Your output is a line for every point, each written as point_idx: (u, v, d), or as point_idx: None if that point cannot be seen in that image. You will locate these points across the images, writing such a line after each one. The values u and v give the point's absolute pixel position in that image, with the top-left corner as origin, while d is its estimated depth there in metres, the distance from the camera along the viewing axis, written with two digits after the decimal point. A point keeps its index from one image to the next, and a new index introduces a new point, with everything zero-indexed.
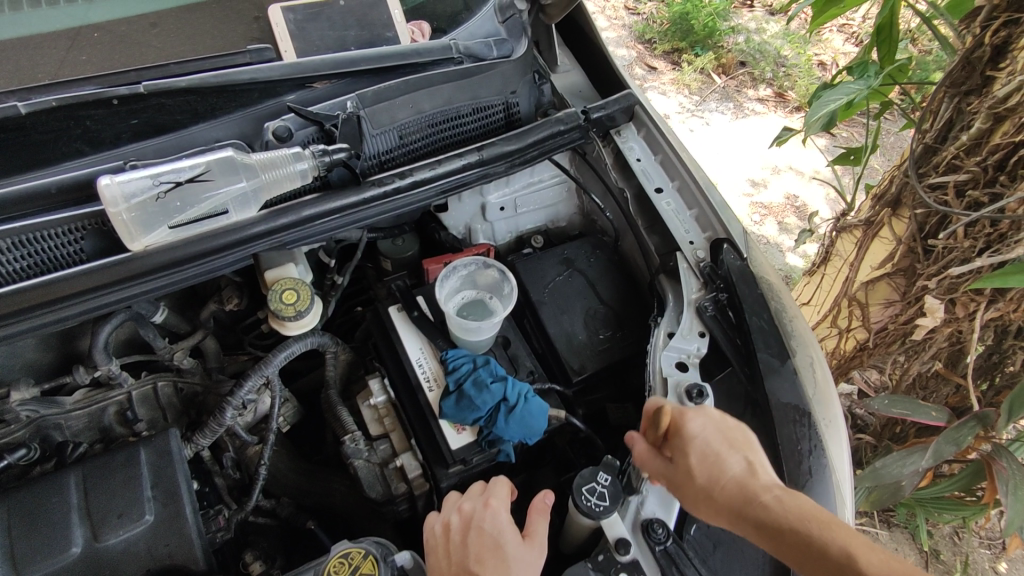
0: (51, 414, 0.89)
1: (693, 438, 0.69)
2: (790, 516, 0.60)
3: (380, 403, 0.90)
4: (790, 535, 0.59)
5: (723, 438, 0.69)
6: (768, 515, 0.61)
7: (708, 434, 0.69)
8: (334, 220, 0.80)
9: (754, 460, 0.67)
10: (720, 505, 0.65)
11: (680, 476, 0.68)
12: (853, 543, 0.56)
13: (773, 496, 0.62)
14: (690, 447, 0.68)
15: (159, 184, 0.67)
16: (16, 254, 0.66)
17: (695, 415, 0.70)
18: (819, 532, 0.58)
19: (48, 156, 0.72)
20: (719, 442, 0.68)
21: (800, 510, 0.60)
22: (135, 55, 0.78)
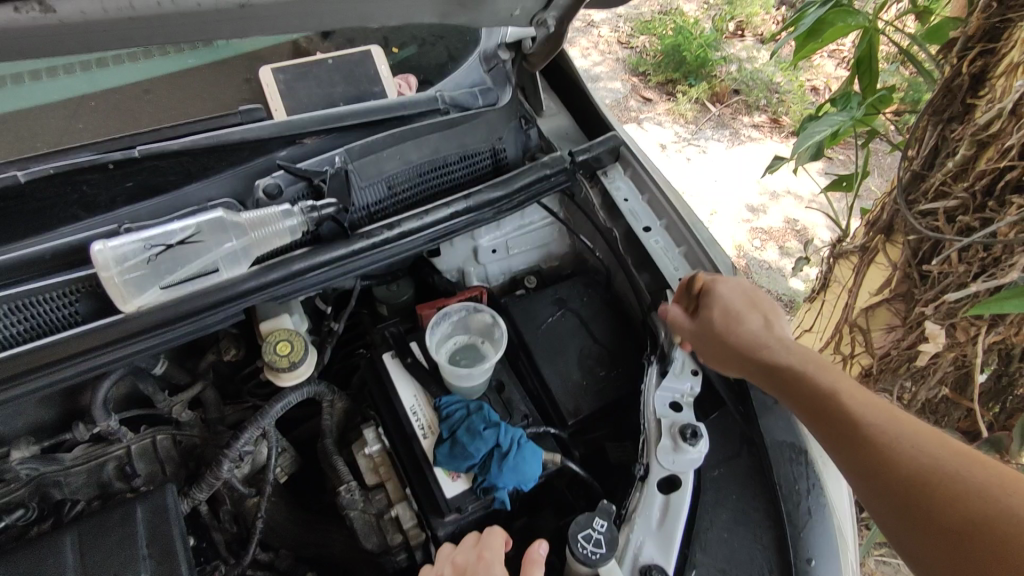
0: (51, 471, 0.90)
1: (718, 298, 0.83)
2: (798, 364, 0.74)
3: (375, 452, 0.89)
4: (797, 377, 0.73)
5: (747, 300, 0.84)
6: (779, 360, 0.75)
7: (733, 297, 0.84)
8: (324, 272, 0.82)
9: (777, 317, 0.82)
10: (733, 349, 0.79)
11: (705, 330, 0.82)
12: (846, 389, 0.68)
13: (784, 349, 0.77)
14: (715, 305, 0.83)
15: (151, 248, 0.69)
16: (12, 319, 0.68)
17: (724, 281, 0.85)
18: (816, 375, 0.71)
19: (46, 222, 0.74)
20: (741, 303, 0.83)
21: (808, 360, 0.73)
22: (133, 122, 0.81)
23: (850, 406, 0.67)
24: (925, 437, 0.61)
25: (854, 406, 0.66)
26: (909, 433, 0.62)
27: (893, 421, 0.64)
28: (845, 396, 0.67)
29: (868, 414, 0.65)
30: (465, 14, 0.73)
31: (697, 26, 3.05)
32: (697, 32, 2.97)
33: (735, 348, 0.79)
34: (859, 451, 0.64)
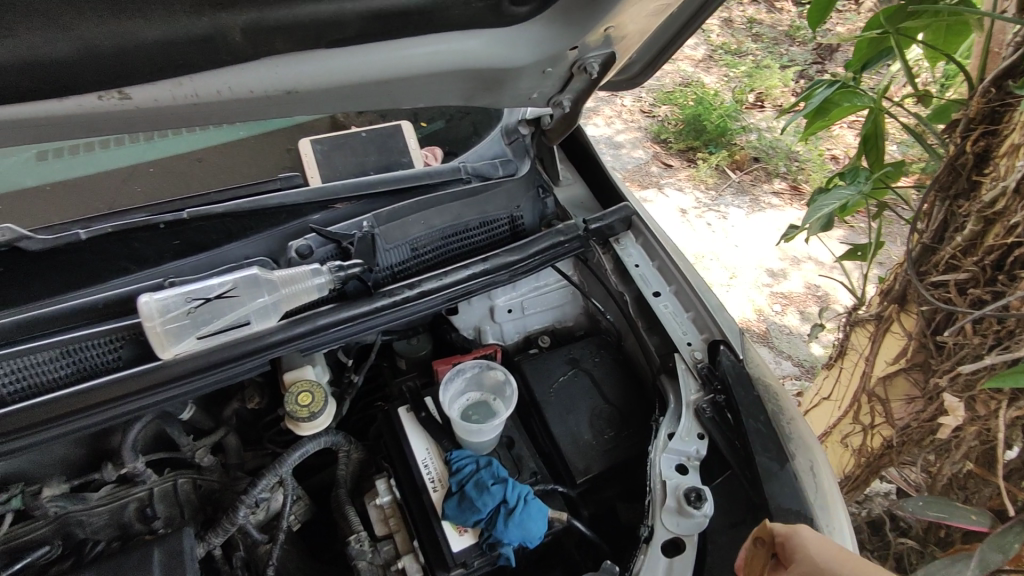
0: (77, 511, 0.93)
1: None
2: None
3: (385, 503, 0.91)
4: None
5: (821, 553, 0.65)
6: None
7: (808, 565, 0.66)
8: (347, 327, 0.87)
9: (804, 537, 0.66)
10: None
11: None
12: None
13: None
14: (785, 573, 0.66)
15: (192, 301, 0.75)
16: (60, 362, 0.75)
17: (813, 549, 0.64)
18: None
19: (99, 274, 0.82)
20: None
21: None
22: (184, 186, 0.90)
23: None
24: None
25: None
26: None
27: None
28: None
29: None
30: (488, 97, 0.80)
31: (717, 97, 3.17)
32: (717, 103, 3.09)
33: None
34: None
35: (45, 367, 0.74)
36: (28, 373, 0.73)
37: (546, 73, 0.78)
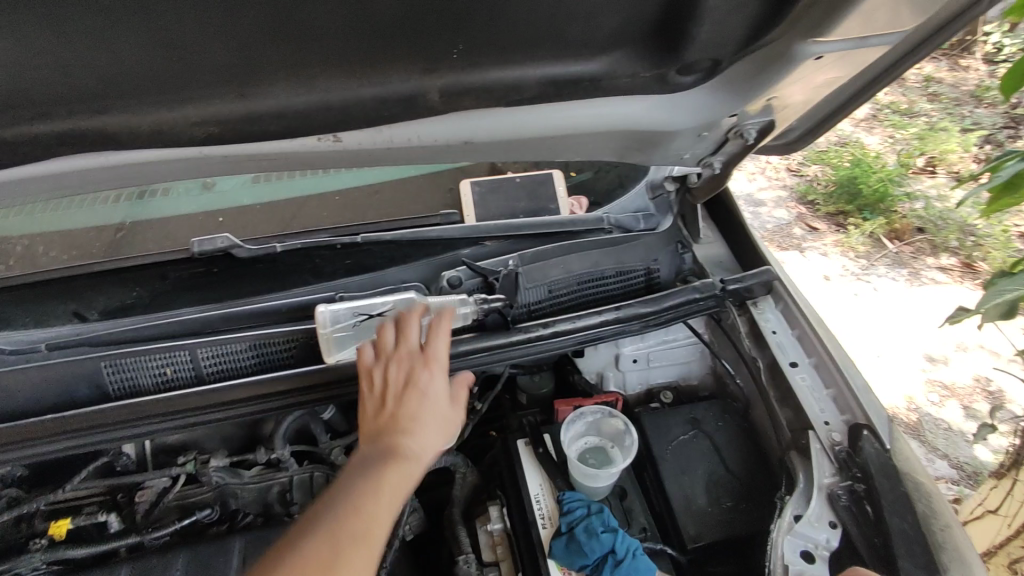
0: (233, 483, 1.08)
1: None
2: None
3: (496, 530, 0.96)
4: None
5: None
6: None
7: None
8: (482, 356, 0.93)
9: None
10: None
11: None
12: None
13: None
14: None
15: (356, 316, 0.86)
16: (248, 354, 0.89)
17: None
18: None
19: (285, 283, 0.96)
20: None
21: None
22: (360, 213, 1.03)
23: None
24: None
25: None
26: None
27: None
28: None
29: None
30: (641, 155, 0.84)
31: (879, 160, 2.96)
32: (879, 167, 2.88)
33: None
34: None
35: (237, 356, 0.89)
36: (228, 359, 0.89)
37: (701, 136, 0.81)
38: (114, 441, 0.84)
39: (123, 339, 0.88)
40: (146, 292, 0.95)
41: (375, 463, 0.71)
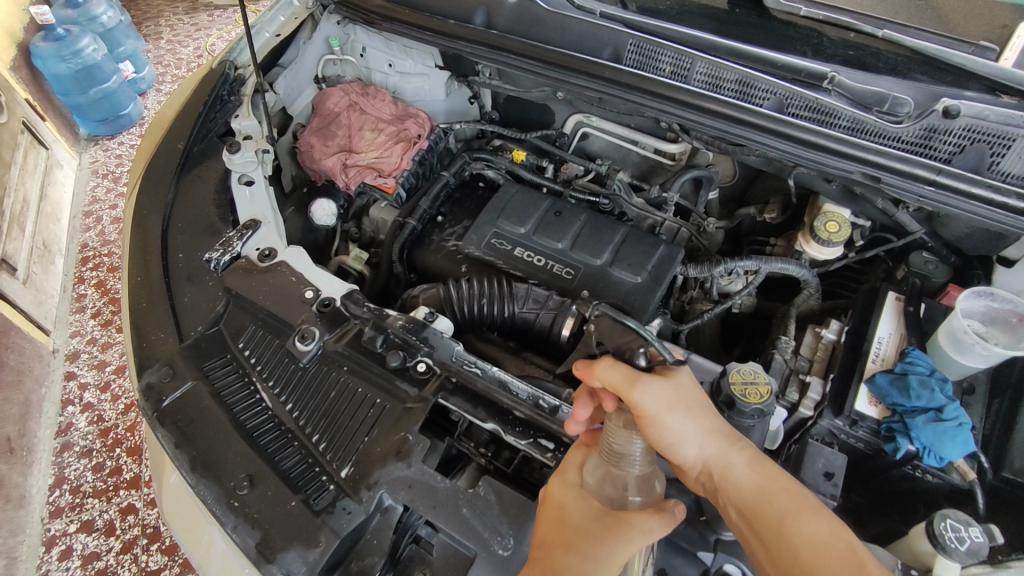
0: (621, 198, 1.40)
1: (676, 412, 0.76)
2: (684, 415, 0.76)
3: (828, 337, 1.05)
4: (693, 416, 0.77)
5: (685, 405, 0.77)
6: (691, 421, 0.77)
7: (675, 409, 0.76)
8: (930, 190, 0.95)
9: (679, 399, 0.77)
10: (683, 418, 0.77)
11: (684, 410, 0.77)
12: (685, 411, 0.77)
13: (662, 393, 0.76)
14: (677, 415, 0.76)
15: (823, 157, 0.99)
16: (733, 87, 1.04)
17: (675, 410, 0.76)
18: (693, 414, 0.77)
19: (785, 46, 1.07)
20: (671, 407, 0.76)
21: (686, 416, 0.77)
22: (892, 10, 1.03)
23: (684, 417, 0.76)
24: (687, 412, 0.77)
25: (684, 417, 0.76)
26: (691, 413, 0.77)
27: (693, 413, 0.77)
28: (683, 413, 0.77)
29: (683, 409, 0.77)
30: None
31: None
32: None
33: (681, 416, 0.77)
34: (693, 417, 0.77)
35: (726, 85, 1.05)
36: (715, 80, 1.06)
37: None
38: (616, 99, 1.13)
39: (653, 33, 1.11)
40: (676, 9, 1.15)
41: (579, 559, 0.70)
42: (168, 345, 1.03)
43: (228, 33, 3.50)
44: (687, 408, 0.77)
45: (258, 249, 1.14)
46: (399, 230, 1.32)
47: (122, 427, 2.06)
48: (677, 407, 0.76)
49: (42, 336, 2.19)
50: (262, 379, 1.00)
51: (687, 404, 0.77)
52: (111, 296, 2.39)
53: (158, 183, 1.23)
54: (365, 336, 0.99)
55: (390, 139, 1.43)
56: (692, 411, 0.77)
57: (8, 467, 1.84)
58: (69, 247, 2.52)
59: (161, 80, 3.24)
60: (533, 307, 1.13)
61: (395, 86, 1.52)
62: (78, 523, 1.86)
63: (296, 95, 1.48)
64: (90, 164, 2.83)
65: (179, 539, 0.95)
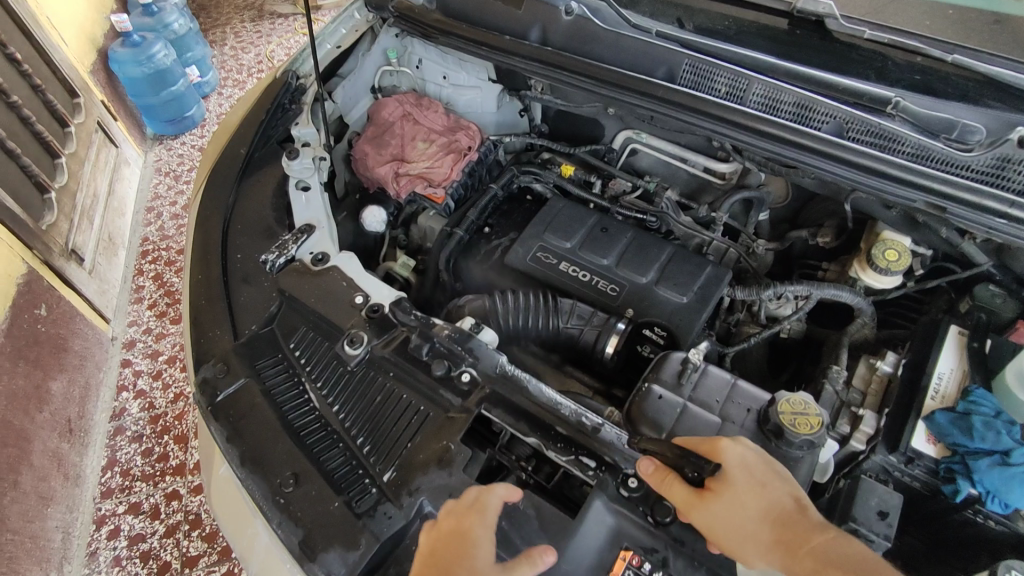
0: (669, 216, 1.38)
1: (745, 528, 0.75)
2: (752, 535, 0.75)
3: (883, 370, 1.01)
4: (764, 530, 0.76)
5: (753, 520, 0.76)
6: (761, 535, 0.75)
7: (742, 526, 0.75)
8: (1001, 222, 0.90)
9: (740, 517, 0.76)
10: (753, 534, 0.75)
11: (751, 529, 0.75)
12: (752, 530, 0.75)
13: (719, 522, 0.76)
14: (746, 530, 0.75)
15: (884, 184, 0.96)
16: (791, 109, 1.03)
17: (741, 525, 0.75)
18: (762, 528, 0.76)
19: (848, 69, 1.04)
20: (737, 526, 0.75)
21: (755, 533, 0.75)
22: (962, 34, 1.02)
23: (754, 534, 0.75)
24: (757, 527, 0.76)
25: (753, 533, 0.75)
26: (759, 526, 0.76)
27: (762, 528, 0.75)
28: (751, 534, 0.75)
29: (750, 526, 0.75)
30: None
31: None
32: None
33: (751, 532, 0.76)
34: (761, 530, 0.76)
35: (783, 108, 1.03)
36: (772, 102, 1.04)
37: None
38: (668, 117, 1.12)
39: (709, 53, 1.10)
40: (735, 27, 1.13)
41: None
42: (223, 341, 1.07)
43: (288, 41, 3.64)
44: (755, 523, 0.76)
45: (311, 253, 1.18)
46: (447, 240, 1.34)
47: (172, 415, 2.15)
48: (743, 527, 0.75)
49: (104, 324, 2.30)
50: (310, 381, 1.04)
51: (751, 522, 0.75)
52: (167, 289, 2.50)
53: (220, 185, 1.28)
54: (411, 343, 1.01)
55: (442, 150, 1.46)
56: (759, 525, 0.75)
57: (68, 447, 1.94)
58: (131, 240, 2.65)
59: (223, 84, 3.38)
60: (577, 323, 1.15)
61: (449, 98, 1.55)
62: (126, 505, 1.94)
63: (353, 104, 1.52)
64: (155, 162, 2.97)
65: (226, 530, 0.99)
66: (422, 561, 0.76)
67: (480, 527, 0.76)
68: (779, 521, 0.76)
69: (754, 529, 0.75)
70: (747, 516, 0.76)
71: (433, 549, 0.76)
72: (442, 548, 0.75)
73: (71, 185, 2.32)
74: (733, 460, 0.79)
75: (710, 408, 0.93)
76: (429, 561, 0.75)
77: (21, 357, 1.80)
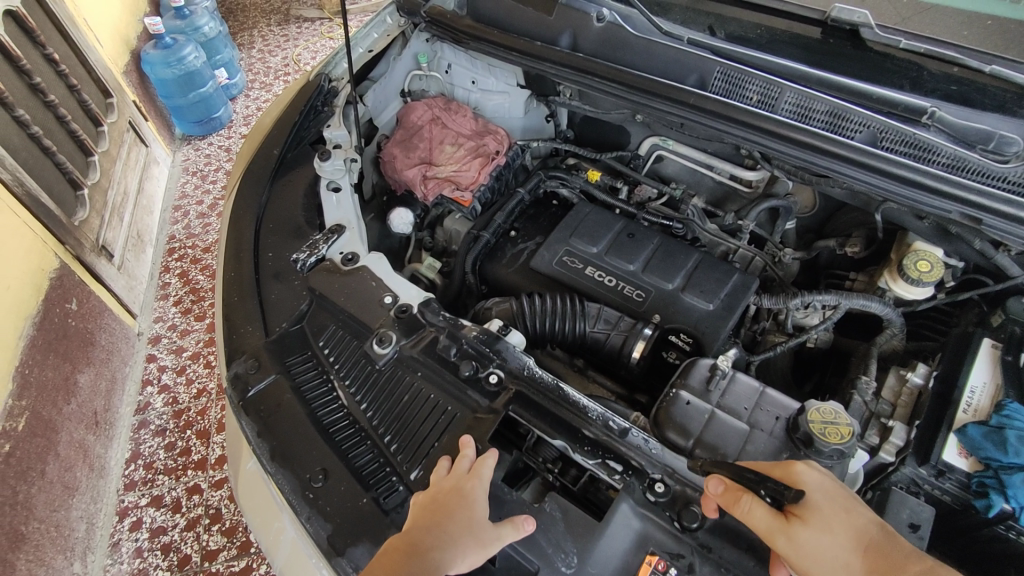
0: (694, 223, 1.39)
1: (834, 556, 0.73)
2: (840, 564, 0.72)
3: (914, 382, 1.00)
4: (851, 558, 0.73)
5: (841, 547, 0.73)
6: (848, 564, 0.73)
7: (831, 554, 0.72)
8: None
9: (829, 545, 0.73)
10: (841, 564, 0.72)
11: (839, 558, 0.73)
12: (841, 558, 0.73)
13: (810, 550, 0.72)
14: (834, 559, 0.72)
15: (919, 194, 0.96)
16: (824, 117, 1.03)
17: (831, 553, 0.72)
18: (850, 556, 0.73)
19: (882, 78, 1.04)
20: (827, 554, 0.72)
21: (842, 562, 0.72)
22: (1002, 44, 1.01)
23: (842, 563, 0.72)
24: (844, 555, 0.73)
25: (841, 562, 0.72)
26: (846, 554, 0.73)
27: (849, 556, 0.73)
28: (840, 563, 0.72)
29: (838, 553, 0.73)
30: None
31: None
32: None
33: (839, 561, 0.73)
34: (849, 559, 0.73)
35: (816, 116, 1.03)
36: (804, 111, 1.04)
37: None
38: (700, 124, 1.12)
39: (741, 60, 1.11)
40: (767, 36, 1.13)
41: (454, 532, 0.78)
42: (254, 337, 1.09)
43: (314, 44, 3.70)
44: (843, 551, 0.73)
45: (341, 253, 1.19)
46: (474, 242, 1.35)
47: (194, 410, 2.19)
48: (832, 555, 0.72)
49: (130, 320, 2.35)
50: (339, 378, 1.05)
51: (841, 550, 0.73)
52: (192, 286, 2.55)
53: (253, 185, 1.31)
54: (440, 344, 1.03)
55: (469, 154, 1.48)
56: (848, 552, 0.73)
57: (94, 438, 1.98)
58: (158, 238, 2.70)
59: (250, 86, 3.44)
60: (603, 327, 1.16)
61: (476, 102, 1.56)
62: (148, 498, 1.98)
63: (382, 108, 1.55)
64: (182, 162, 3.03)
65: (252, 523, 1.00)
66: (419, 508, 0.83)
67: (478, 488, 0.82)
68: (866, 549, 0.74)
69: (844, 559, 0.73)
70: (835, 543, 0.73)
71: (432, 500, 0.82)
72: (440, 500, 0.82)
73: (103, 182, 2.38)
74: (814, 485, 0.77)
75: (738, 415, 0.93)
76: (426, 510, 0.82)
77: (51, 350, 1.84)
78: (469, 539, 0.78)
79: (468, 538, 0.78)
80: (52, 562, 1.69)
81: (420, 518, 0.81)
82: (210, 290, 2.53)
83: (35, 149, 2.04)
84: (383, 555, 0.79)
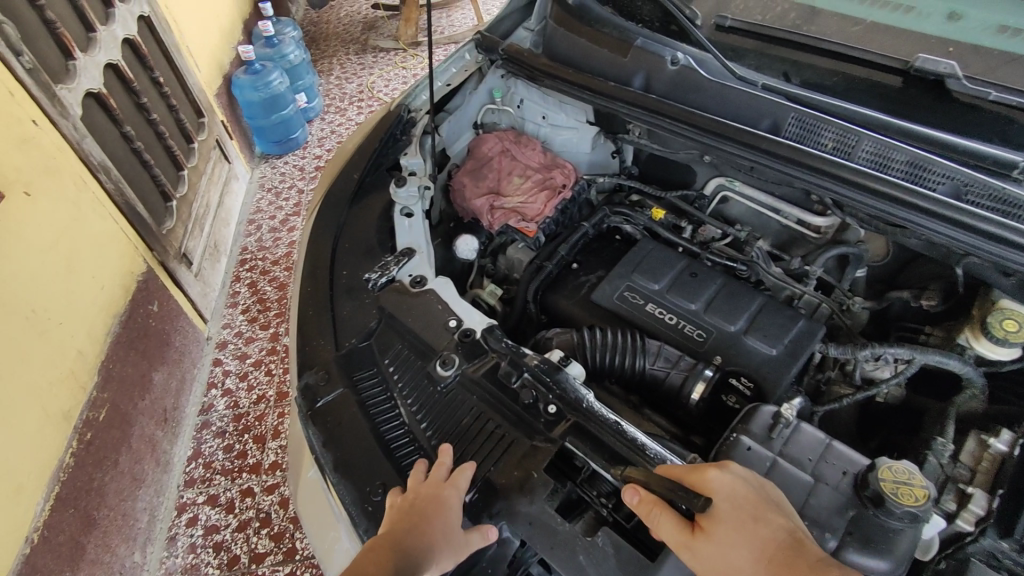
0: (759, 266, 1.37)
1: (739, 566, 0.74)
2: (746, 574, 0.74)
3: (997, 447, 0.95)
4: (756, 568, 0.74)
5: (744, 556, 0.74)
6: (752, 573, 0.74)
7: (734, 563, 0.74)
8: None
9: (733, 555, 0.74)
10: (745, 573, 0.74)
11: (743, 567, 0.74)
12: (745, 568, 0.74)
13: (711, 560, 0.75)
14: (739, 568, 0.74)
15: (1007, 252, 0.93)
16: (904, 168, 1.02)
17: (734, 563, 0.74)
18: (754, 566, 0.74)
19: (968, 131, 1.03)
20: (731, 563, 0.74)
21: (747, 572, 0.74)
22: None
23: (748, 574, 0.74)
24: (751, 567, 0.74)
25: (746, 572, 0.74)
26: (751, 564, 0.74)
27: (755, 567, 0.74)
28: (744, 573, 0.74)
29: (743, 564, 0.74)
30: None
31: None
32: None
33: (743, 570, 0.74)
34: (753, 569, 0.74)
35: (894, 167, 1.02)
36: (883, 160, 1.03)
37: None
38: (772, 169, 1.12)
39: (818, 108, 1.11)
40: (844, 85, 1.13)
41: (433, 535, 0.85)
42: (325, 351, 1.15)
43: (388, 73, 3.90)
44: (748, 561, 0.74)
45: (411, 275, 1.25)
46: (537, 272, 1.39)
47: (253, 415, 2.28)
48: (736, 566, 0.74)
49: (201, 324, 2.50)
50: (401, 397, 1.09)
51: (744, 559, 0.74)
52: (260, 296, 2.68)
53: (332, 206, 1.39)
54: (501, 370, 1.06)
55: (537, 187, 1.52)
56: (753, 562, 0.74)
57: (162, 434, 2.10)
58: (233, 249, 2.87)
59: (326, 110, 3.65)
60: (663, 365, 1.16)
61: (545, 136, 1.62)
62: (205, 496, 2.07)
63: (455, 138, 1.62)
64: (259, 179, 3.22)
65: (310, 534, 1.03)
66: (397, 513, 0.88)
67: (454, 497, 0.90)
68: (774, 559, 0.74)
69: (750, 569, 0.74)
70: (739, 552, 0.74)
71: (410, 505, 0.88)
72: (418, 505, 0.88)
73: (189, 195, 2.56)
74: (722, 494, 0.78)
75: (801, 466, 0.91)
76: (404, 512, 0.88)
77: (133, 347, 1.97)
78: (446, 547, 0.85)
79: (445, 546, 0.85)
80: (116, 550, 1.78)
81: (399, 522, 0.87)
82: (276, 301, 2.66)
83: (135, 162, 2.22)
84: (371, 551, 0.84)
